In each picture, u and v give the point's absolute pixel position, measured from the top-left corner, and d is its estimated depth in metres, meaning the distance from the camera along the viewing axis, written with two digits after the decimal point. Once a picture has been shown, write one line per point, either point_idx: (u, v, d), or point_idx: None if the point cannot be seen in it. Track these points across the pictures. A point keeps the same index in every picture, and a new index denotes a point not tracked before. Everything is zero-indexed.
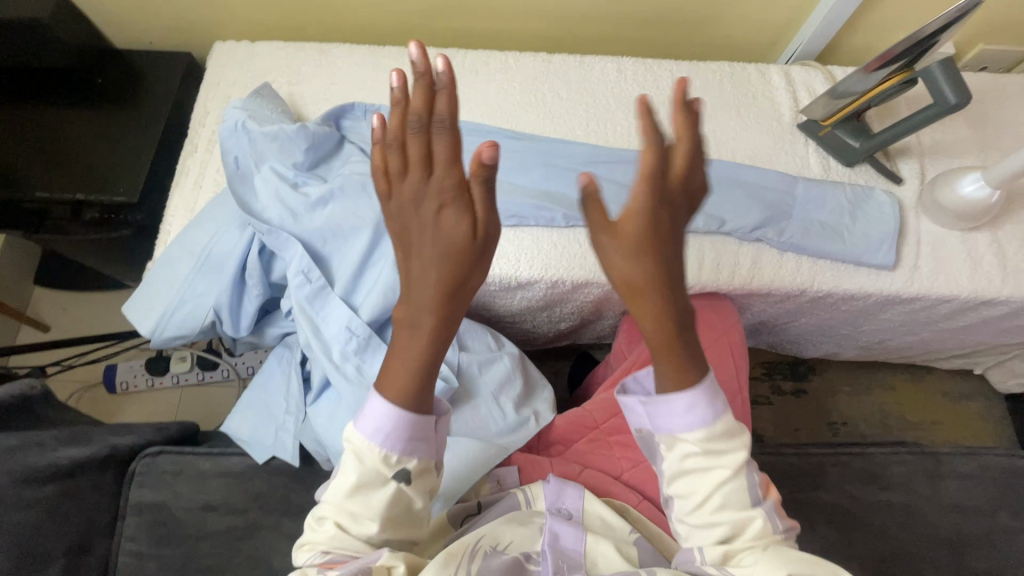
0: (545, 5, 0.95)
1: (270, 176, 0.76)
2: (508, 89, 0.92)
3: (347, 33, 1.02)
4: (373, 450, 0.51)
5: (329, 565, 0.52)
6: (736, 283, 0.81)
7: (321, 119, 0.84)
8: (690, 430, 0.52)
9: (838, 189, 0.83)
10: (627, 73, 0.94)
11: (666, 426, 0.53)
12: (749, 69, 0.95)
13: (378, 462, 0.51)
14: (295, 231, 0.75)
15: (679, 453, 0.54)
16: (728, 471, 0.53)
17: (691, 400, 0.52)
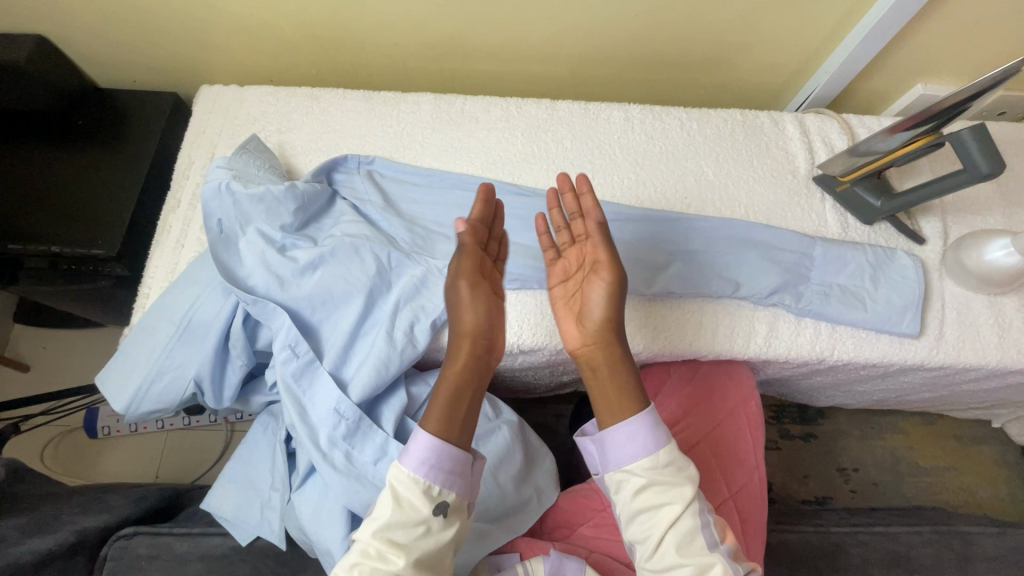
0: (549, 49, 0.91)
1: (257, 240, 0.71)
2: (509, 138, 0.88)
3: (341, 76, 0.98)
4: (417, 483, 0.56)
5: None
6: (752, 351, 0.76)
7: (312, 176, 0.79)
8: (634, 459, 0.60)
9: (858, 251, 0.79)
10: (635, 122, 0.90)
11: (615, 464, 0.61)
12: (761, 118, 0.91)
13: (417, 495, 0.55)
14: (282, 300, 0.70)
15: (628, 492, 0.60)
16: (678, 506, 0.58)
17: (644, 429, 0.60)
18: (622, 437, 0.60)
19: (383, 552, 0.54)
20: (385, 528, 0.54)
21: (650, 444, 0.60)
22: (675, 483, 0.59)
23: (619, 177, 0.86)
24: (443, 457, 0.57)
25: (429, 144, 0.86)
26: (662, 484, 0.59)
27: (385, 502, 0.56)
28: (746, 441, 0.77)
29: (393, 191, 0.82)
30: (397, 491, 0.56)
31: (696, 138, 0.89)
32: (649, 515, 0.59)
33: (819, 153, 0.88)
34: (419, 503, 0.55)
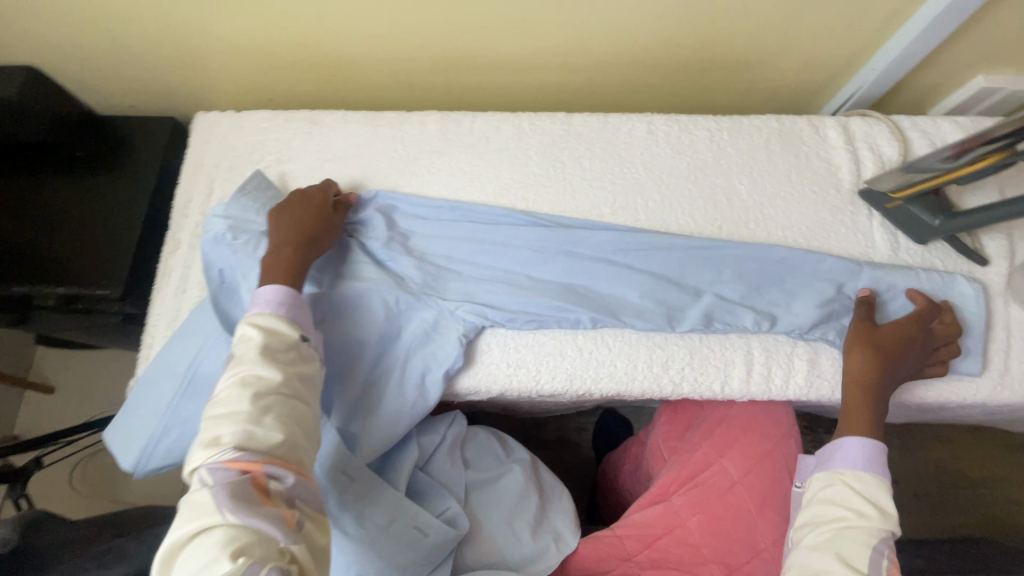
0: (564, 57, 0.83)
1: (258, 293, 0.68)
2: (522, 158, 0.81)
3: (341, 95, 0.92)
4: (279, 318, 0.57)
5: (243, 461, 0.47)
6: (791, 392, 0.70)
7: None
8: (851, 470, 0.59)
9: (912, 277, 0.72)
10: (660, 135, 0.82)
11: (833, 464, 0.61)
12: (800, 124, 0.82)
13: (285, 326, 0.57)
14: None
15: (829, 489, 0.59)
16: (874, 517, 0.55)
17: (874, 455, 0.60)
18: (850, 446, 0.60)
19: (258, 375, 0.52)
20: (257, 349, 0.54)
21: (874, 470, 0.59)
22: (869, 503, 0.56)
23: (642, 198, 0.79)
24: (289, 298, 0.60)
25: (437, 168, 0.81)
26: (863, 499, 0.57)
27: (252, 337, 0.55)
28: (784, 486, 0.71)
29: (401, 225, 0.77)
30: (261, 325, 0.56)
31: (727, 151, 0.81)
32: (824, 517, 0.57)
33: (866, 163, 0.80)
34: (288, 330, 0.57)
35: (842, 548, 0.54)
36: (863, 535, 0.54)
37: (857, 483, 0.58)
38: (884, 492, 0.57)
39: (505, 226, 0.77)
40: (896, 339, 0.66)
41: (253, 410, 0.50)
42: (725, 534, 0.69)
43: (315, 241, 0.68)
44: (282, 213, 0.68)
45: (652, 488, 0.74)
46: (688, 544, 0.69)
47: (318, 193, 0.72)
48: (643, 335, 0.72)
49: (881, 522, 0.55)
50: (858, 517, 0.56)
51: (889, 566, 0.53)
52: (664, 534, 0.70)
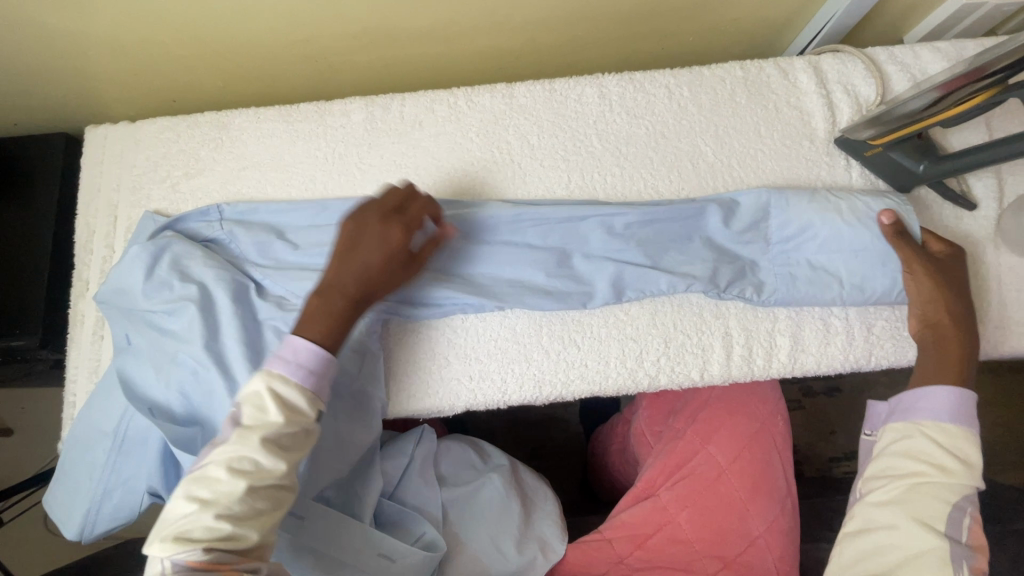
0: (497, 17, 0.73)
1: (151, 341, 0.62)
2: (462, 142, 0.72)
3: (251, 88, 0.81)
4: (294, 386, 0.50)
5: (214, 565, 0.42)
6: (775, 370, 0.66)
7: (175, 242, 0.66)
8: (934, 419, 0.57)
9: (833, 214, 0.65)
10: (613, 99, 0.73)
11: (916, 413, 0.58)
12: (766, 68, 0.74)
13: (302, 402, 0.50)
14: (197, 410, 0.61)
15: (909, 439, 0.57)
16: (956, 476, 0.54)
17: (960, 404, 0.57)
18: (933, 396, 0.58)
19: (254, 461, 0.46)
20: (258, 428, 0.47)
21: (958, 419, 0.57)
22: (951, 457, 0.55)
23: (599, 173, 0.71)
24: (316, 360, 0.52)
25: (367, 165, 0.72)
26: (945, 453, 0.55)
27: (270, 415, 0.48)
28: (772, 466, 0.69)
29: (266, 232, 0.68)
30: (278, 394, 0.49)
31: (689, 109, 0.73)
32: (897, 471, 0.56)
33: (840, 106, 0.72)
34: (309, 412, 0.50)
35: (917, 505, 0.53)
36: (942, 493, 0.53)
37: (941, 437, 0.56)
38: (969, 446, 0.55)
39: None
40: (952, 269, 0.63)
41: (238, 508, 0.44)
42: (717, 526, 0.66)
43: (367, 302, 0.57)
44: (343, 265, 0.56)
45: (639, 485, 0.71)
46: (680, 541, 0.66)
47: (403, 230, 0.57)
48: (612, 327, 0.66)
49: (962, 477, 0.54)
50: (937, 472, 0.54)
51: (970, 524, 0.52)
52: (654, 533, 0.67)
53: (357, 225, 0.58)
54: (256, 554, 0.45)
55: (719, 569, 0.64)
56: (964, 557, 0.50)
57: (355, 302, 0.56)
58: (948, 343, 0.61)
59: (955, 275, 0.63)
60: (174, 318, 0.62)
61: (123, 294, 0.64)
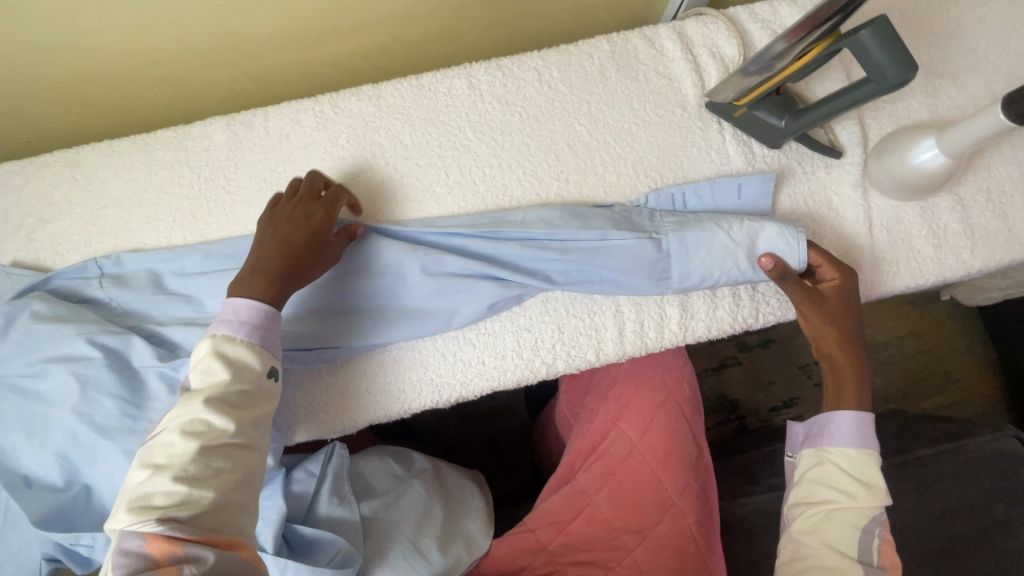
0: (353, 18, 0.70)
1: (16, 405, 0.58)
2: (332, 150, 0.70)
3: (107, 119, 0.76)
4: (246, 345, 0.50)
5: (164, 539, 0.40)
6: (668, 341, 0.66)
7: (37, 301, 0.62)
8: (840, 446, 0.57)
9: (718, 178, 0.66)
10: (483, 88, 0.72)
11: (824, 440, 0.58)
12: (633, 39, 0.73)
13: (253, 359, 0.50)
14: (79, 473, 0.58)
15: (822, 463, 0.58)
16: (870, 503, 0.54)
17: (868, 427, 0.57)
18: (839, 422, 0.58)
19: (206, 422, 0.46)
20: (206, 387, 0.48)
21: (862, 442, 0.57)
22: (859, 483, 0.55)
23: (477, 166, 0.70)
24: (264, 318, 0.53)
25: (236, 187, 0.69)
26: (850, 479, 0.55)
27: (219, 375, 0.48)
28: (682, 432, 0.70)
29: (146, 286, 0.65)
30: (223, 355, 0.49)
31: (560, 90, 0.72)
32: (811, 498, 0.57)
33: (708, 70, 0.72)
34: (257, 364, 0.50)
35: (829, 534, 0.54)
36: (851, 518, 0.54)
37: (847, 462, 0.56)
38: (874, 468, 0.55)
39: None
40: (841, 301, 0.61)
41: (194, 468, 0.44)
42: (635, 502, 0.67)
43: (296, 272, 0.57)
44: (271, 246, 0.57)
45: (559, 472, 0.71)
46: (599, 521, 0.67)
47: (317, 210, 0.60)
48: (505, 320, 0.66)
49: (870, 499, 0.54)
50: (847, 498, 0.55)
51: (880, 545, 0.53)
52: (575, 518, 0.67)
53: (277, 211, 0.60)
54: (218, 541, 0.42)
55: (639, 543, 0.65)
56: None
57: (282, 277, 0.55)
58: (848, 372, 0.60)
59: (849, 300, 0.62)
60: (38, 378, 0.59)
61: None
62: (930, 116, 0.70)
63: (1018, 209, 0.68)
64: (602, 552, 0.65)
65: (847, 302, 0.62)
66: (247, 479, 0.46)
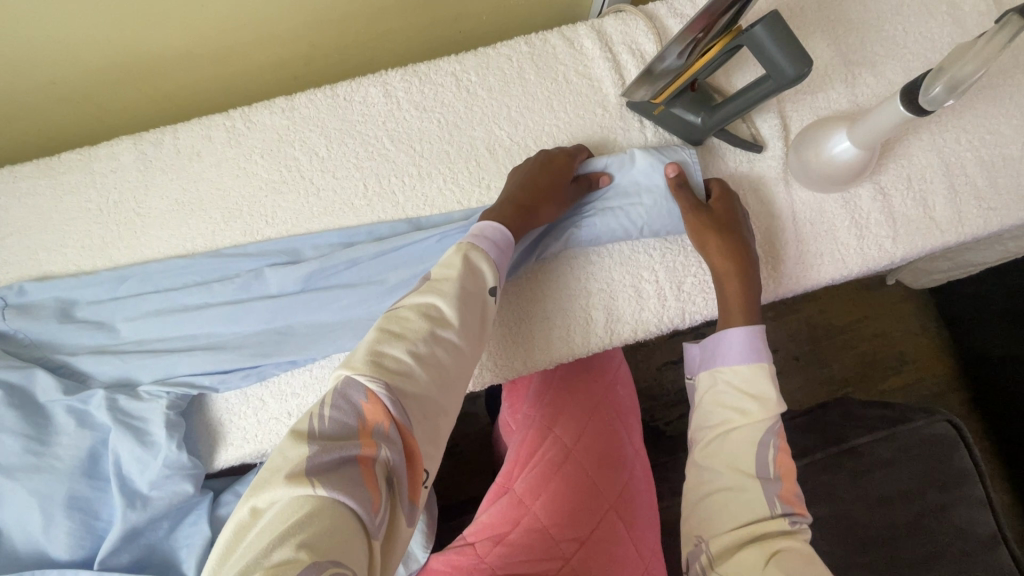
0: (260, 29, 0.68)
1: None
2: (247, 166, 0.68)
3: (12, 143, 0.73)
4: (484, 258, 0.53)
5: (366, 418, 0.40)
6: (594, 345, 0.66)
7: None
8: (730, 362, 0.57)
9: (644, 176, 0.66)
10: (399, 95, 0.70)
11: (719, 359, 0.58)
12: (551, 39, 0.72)
13: (488, 268, 0.53)
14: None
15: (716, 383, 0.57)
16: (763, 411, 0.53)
17: (756, 343, 0.57)
18: (730, 342, 0.57)
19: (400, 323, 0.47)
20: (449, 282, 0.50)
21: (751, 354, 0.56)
22: (751, 397, 0.54)
23: (396, 176, 0.68)
24: (502, 237, 0.56)
25: (147, 210, 0.67)
26: (743, 396, 0.54)
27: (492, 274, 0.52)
28: (618, 433, 0.70)
29: (52, 315, 0.63)
30: (472, 260, 0.52)
31: (478, 94, 0.71)
32: (709, 422, 0.55)
33: (628, 67, 0.71)
34: (491, 275, 0.52)
35: (729, 454, 0.52)
36: (748, 435, 0.52)
37: (740, 381, 0.55)
38: (767, 381, 0.54)
39: (183, 291, 0.64)
40: (727, 216, 0.63)
41: (424, 348, 0.46)
42: (571, 507, 0.64)
43: (534, 212, 0.61)
44: (525, 180, 0.62)
45: (498, 483, 0.70)
46: (537, 530, 0.64)
47: (565, 157, 0.64)
48: None
49: (763, 413, 0.53)
50: (741, 417, 0.53)
51: (775, 455, 0.51)
52: (513, 529, 0.64)
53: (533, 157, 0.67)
54: (411, 435, 0.42)
55: (575, 551, 0.62)
56: (774, 491, 0.49)
57: (527, 206, 0.61)
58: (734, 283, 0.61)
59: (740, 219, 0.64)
60: None
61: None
62: (850, 106, 0.70)
63: (937, 196, 0.68)
64: (539, 564, 0.61)
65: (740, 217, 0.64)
66: (444, 382, 0.46)
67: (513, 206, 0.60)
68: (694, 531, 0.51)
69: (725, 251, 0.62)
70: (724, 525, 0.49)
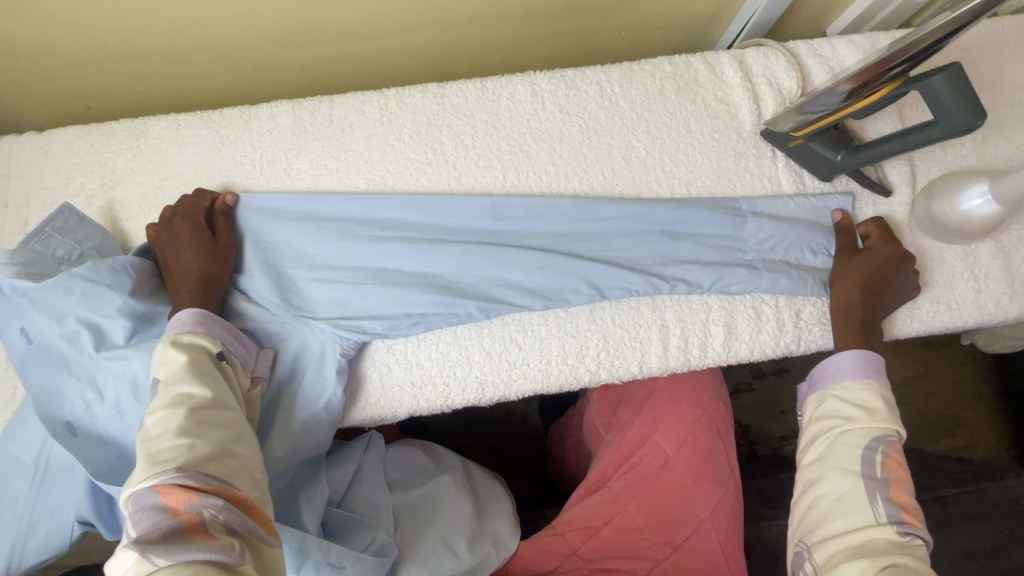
0: (426, 17, 0.72)
1: (78, 355, 0.58)
2: (394, 143, 0.71)
3: (172, 93, 0.77)
4: (198, 338, 0.55)
5: (179, 489, 0.41)
6: (709, 358, 0.67)
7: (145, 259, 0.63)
8: (839, 380, 0.61)
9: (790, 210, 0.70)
10: (545, 96, 0.73)
11: (827, 381, 0.62)
12: (694, 62, 0.75)
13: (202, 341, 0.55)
14: (134, 433, 0.58)
15: (824, 403, 0.60)
16: (871, 422, 0.56)
17: (866, 363, 0.61)
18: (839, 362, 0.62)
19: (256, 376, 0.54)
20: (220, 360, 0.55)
21: (862, 375, 0.60)
22: (858, 408, 0.58)
23: (535, 172, 0.71)
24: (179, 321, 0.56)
25: (297, 171, 0.70)
26: (850, 406, 0.58)
27: (173, 358, 0.51)
28: (719, 448, 0.71)
29: None
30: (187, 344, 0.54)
31: (620, 106, 0.74)
32: (819, 433, 0.58)
33: (766, 99, 0.74)
34: (211, 344, 0.55)
35: (837, 456, 0.55)
36: (855, 439, 0.55)
37: (851, 396, 0.59)
38: (877, 397, 0.58)
39: (323, 252, 0.67)
40: (880, 255, 0.66)
41: (192, 426, 0.46)
42: (665, 513, 0.67)
43: (209, 278, 0.61)
44: (171, 265, 0.62)
45: (590, 478, 0.72)
46: (630, 529, 0.67)
47: (188, 221, 0.63)
48: (553, 326, 0.67)
49: (869, 423, 0.56)
50: (849, 423, 0.57)
51: (884, 460, 0.54)
52: (605, 524, 0.67)
53: (156, 240, 0.64)
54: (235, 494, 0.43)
55: (668, 555, 0.65)
56: (878, 490, 0.51)
57: (199, 280, 0.60)
58: (855, 315, 0.65)
59: (897, 261, 0.66)
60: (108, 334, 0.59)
61: (68, 293, 0.58)
62: (977, 163, 0.72)
63: None
64: (630, 562, 0.65)
65: (897, 260, 0.66)
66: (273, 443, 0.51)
67: (181, 289, 0.60)
68: (802, 537, 0.54)
69: (856, 287, 0.65)
70: (828, 527, 0.51)
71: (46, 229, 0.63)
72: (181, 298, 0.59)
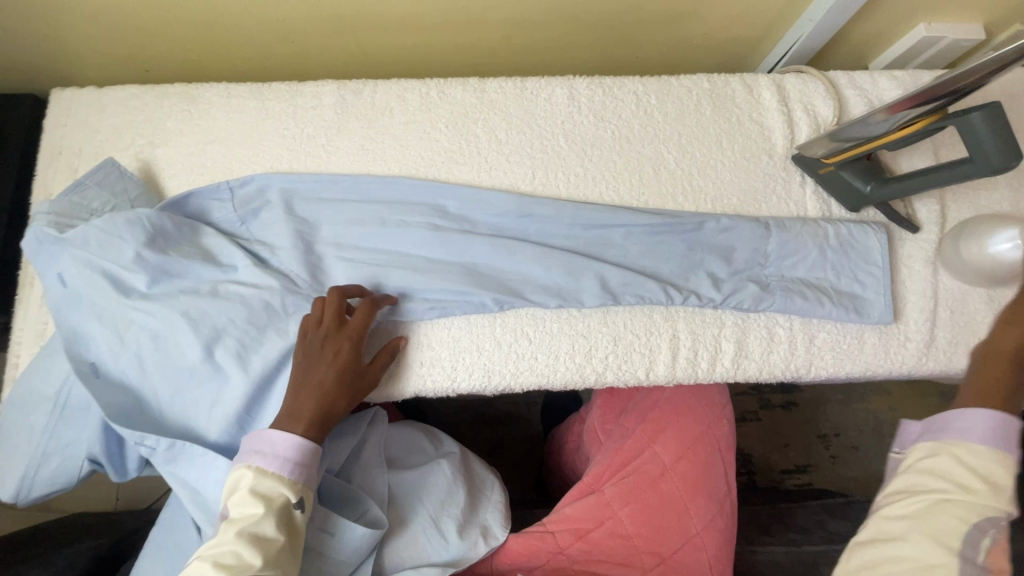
0: (476, 15, 0.74)
1: (104, 298, 0.61)
2: (430, 131, 0.73)
3: (226, 64, 0.80)
4: (281, 479, 0.53)
5: None
6: (718, 373, 0.67)
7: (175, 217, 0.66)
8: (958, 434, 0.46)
9: (816, 234, 0.69)
10: (582, 100, 0.75)
11: (945, 432, 0.47)
12: (732, 82, 0.76)
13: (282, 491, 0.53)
14: (148, 377, 0.60)
15: (931, 453, 0.46)
16: (994, 505, 0.42)
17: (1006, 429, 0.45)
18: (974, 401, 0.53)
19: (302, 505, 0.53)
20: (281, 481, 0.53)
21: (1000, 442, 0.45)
22: (978, 476, 0.44)
23: (563, 172, 0.73)
24: (287, 450, 0.54)
25: (335, 148, 0.73)
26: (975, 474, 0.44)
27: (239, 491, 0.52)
28: (717, 464, 0.71)
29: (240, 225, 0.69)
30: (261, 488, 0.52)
31: (654, 117, 0.75)
32: (918, 487, 0.45)
33: (800, 124, 0.75)
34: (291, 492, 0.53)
35: (932, 523, 0.42)
36: (962, 511, 0.42)
37: (974, 461, 0.45)
38: (1007, 473, 0.44)
39: (352, 227, 0.69)
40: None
41: None
42: (657, 524, 0.67)
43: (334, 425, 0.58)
44: (298, 368, 0.58)
45: (586, 480, 0.72)
46: (620, 535, 0.66)
47: (334, 344, 0.58)
48: (564, 323, 0.67)
49: (991, 500, 0.42)
50: (960, 491, 0.43)
51: (992, 546, 0.41)
52: (596, 527, 0.67)
53: (303, 334, 0.60)
54: None
55: (655, 565, 0.65)
56: None
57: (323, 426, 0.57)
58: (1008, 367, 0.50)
59: None
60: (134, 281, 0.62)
61: (103, 245, 0.62)
62: (1010, 209, 0.71)
63: None
64: (617, 567, 0.65)
65: None
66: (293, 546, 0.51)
67: (301, 418, 0.56)
68: None
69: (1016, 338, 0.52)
70: None
71: (86, 181, 0.67)
72: (291, 419, 0.56)
